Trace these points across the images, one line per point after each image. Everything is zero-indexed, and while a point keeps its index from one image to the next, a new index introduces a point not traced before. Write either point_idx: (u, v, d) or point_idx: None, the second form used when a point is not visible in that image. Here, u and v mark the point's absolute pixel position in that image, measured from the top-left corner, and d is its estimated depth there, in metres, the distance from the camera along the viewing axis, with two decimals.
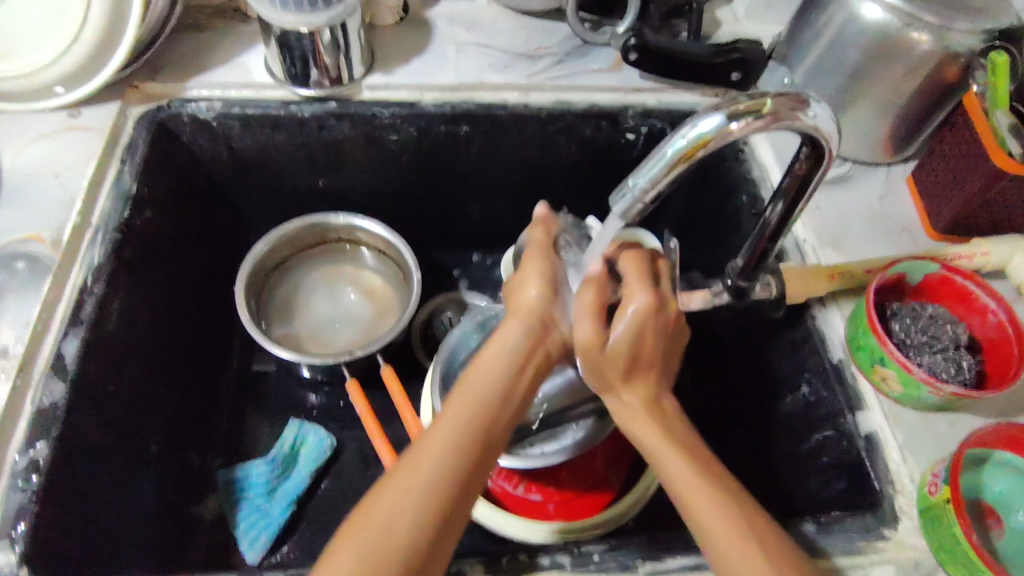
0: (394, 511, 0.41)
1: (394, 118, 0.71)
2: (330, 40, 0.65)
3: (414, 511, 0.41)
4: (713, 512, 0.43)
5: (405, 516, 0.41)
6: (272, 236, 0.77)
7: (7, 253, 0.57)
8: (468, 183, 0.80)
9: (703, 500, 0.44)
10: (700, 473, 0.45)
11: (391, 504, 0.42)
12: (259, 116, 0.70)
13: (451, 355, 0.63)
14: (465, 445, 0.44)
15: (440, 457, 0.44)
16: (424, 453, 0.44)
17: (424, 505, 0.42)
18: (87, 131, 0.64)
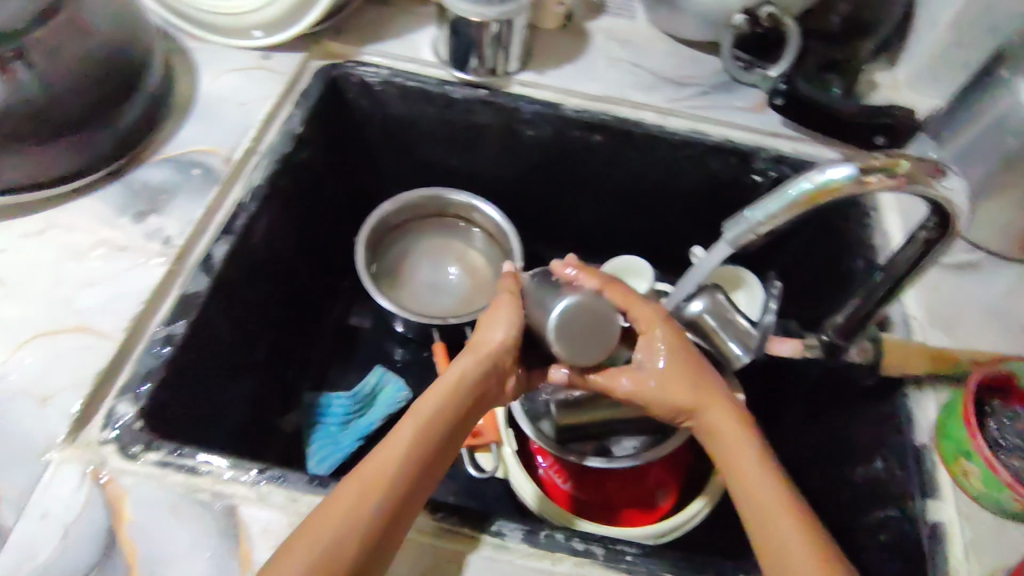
0: (347, 510, 0.43)
1: (535, 114, 0.76)
2: (495, 35, 0.72)
3: (354, 512, 0.43)
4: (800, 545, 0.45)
5: (352, 517, 0.43)
6: (400, 200, 0.83)
7: (187, 160, 0.65)
8: (587, 190, 0.83)
9: (780, 508, 0.47)
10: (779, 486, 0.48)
11: (334, 511, 0.43)
12: (416, 88, 0.76)
13: None
14: (405, 464, 0.46)
15: (382, 467, 0.46)
16: (374, 466, 0.46)
17: (384, 496, 0.44)
18: (273, 73, 0.73)
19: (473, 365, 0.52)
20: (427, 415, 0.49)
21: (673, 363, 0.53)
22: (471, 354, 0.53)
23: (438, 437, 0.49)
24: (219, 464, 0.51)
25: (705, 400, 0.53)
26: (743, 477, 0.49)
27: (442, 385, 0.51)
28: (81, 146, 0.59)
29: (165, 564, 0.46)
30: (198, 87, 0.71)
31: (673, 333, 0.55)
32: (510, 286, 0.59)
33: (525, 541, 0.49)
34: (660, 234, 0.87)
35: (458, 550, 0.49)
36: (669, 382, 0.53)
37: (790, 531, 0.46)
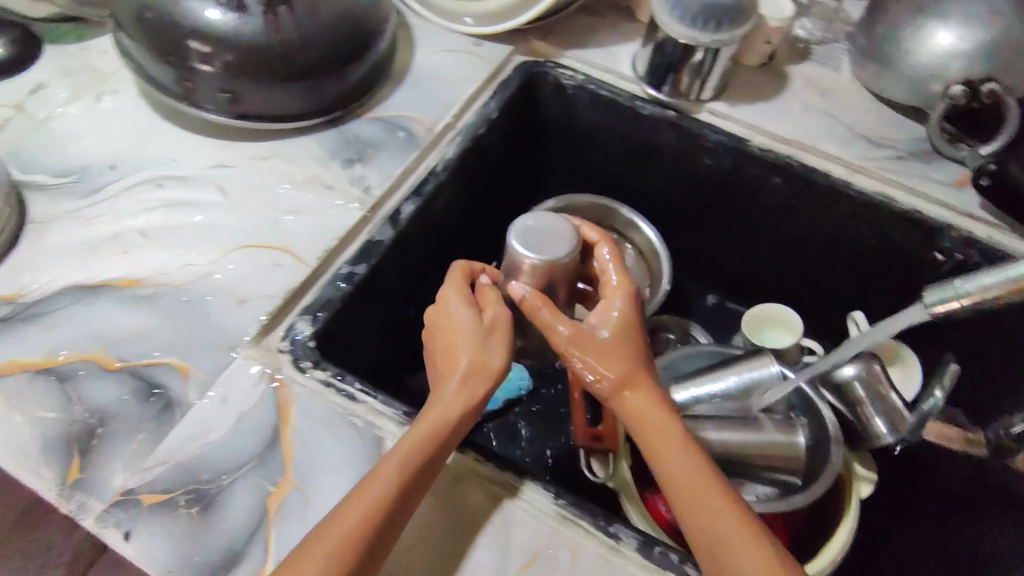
0: (330, 550, 0.42)
1: (719, 144, 0.76)
2: (697, 62, 0.74)
3: (335, 549, 0.42)
4: (743, 538, 0.45)
5: (336, 555, 0.42)
6: (563, 198, 0.84)
7: (394, 122, 0.71)
8: (750, 231, 0.82)
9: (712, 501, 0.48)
10: (713, 476, 0.49)
11: (318, 549, 0.42)
12: (608, 99, 0.78)
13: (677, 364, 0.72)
14: (398, 486, 0.45)
15: (364, 502, 0.44)
16: (358, 493, 0.45)
17: (372, 517, 0.44)
18: (481, 59, 0.78)
19: (454, 391, 0.51)
20: (410, 447, 0.47)
21: (618, 321, 0.56)
22: (456, 381, 0.51)
23: (424, 467, 0.47)
24: (375, 396, 0.54)
25: (636, 377, 0.54)
26: (674, 471, 0.50)
27: (430, 417, 0.49)
28: (313, 92, 0.66)
29: (320, 476, 0.49)
30: (415, 59, 0.77)
31: (621, 287, 0.57)
32: (463, 271, 0.59)
33: (638, 550, 0.49)
34: (814, 290, 0.84)
35: (573, 539, 0.50)
36: (604, 353, 0.54)
37: (725, 518, 0.47)
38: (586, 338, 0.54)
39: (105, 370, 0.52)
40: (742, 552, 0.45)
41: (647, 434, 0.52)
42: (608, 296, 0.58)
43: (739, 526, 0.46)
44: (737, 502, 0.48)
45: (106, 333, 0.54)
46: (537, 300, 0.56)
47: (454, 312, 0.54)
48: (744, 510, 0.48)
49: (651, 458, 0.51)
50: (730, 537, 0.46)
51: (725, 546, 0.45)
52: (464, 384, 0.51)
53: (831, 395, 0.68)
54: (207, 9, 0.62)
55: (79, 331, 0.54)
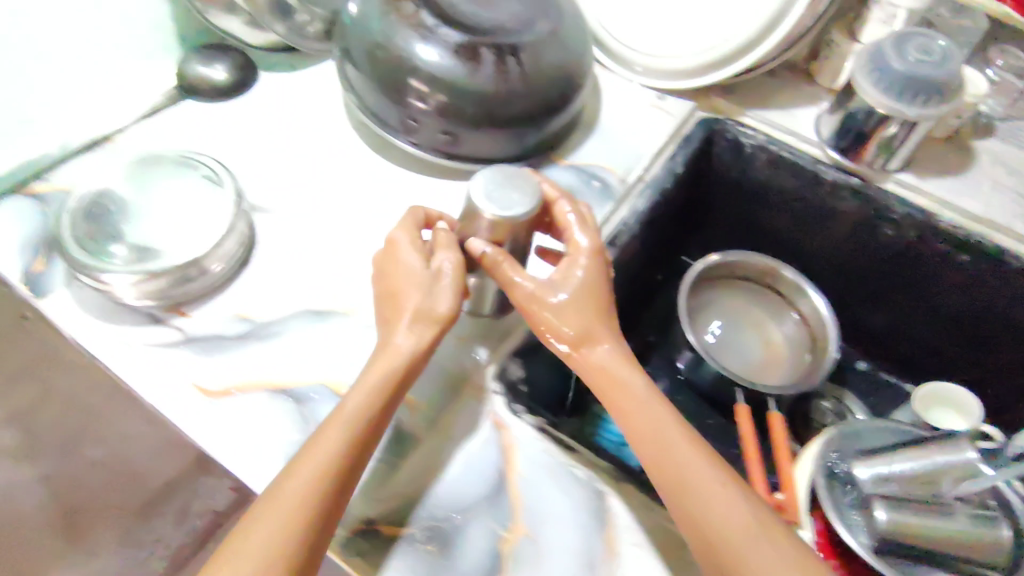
0: (290, 499, 0.41)
1: (905, 216, 0.75)
2: (888, 138, 0.74)
3: (293, 500, 0.41)
4: (721, 495, 0.45)
5: (294, 508, 0.41)
6: (729, 255, 0.85)
7: (589, 172, 0.72)
8: (922, 304, 0.81)
9: (697, 467, 0.46)
10: (698, 443, 0.47)
11: (284, 508, 0.41)
12: (790, 160, 0.78)
13: (860, 436, 0.72)
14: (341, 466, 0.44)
15: (324, 454, 0.44)
16: (300, 458, 0.44)
17: (316, 492, 0.42)
18: (665, 112, 0.79)
19: (405, 339, 0.49)
20: (364, 398, 0.47)
21: (582, 282, 0.54)
22: (406, 331, 0.50)
23: (382, 419, 0.47)
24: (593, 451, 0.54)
25: (598, 325, 0.53)
26: (677, 460, 0.46)
27: (375, 368, 0.49)
28: (521, 137, 0.68)
29: (548, 524, 0.50)
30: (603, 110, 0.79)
31: (593, 253, 0.54)
32: (413, 217, 0.55)
33: None
34: (981, 370, 0.82)
35: None
36: (568, 307, 0.53)
37: (707, 474, 0.46)
38: (536, 288, 0.53)
39: (336, 396, 0.54)
40: (734, 522, 0.43)
41: (603, 388, 0.51)
42: (566, 278, 0.54)
43: (725, 491, 0.45)
44: (723, 462, 0.47)
45: (333, 360, 0.57)
46: (496, 255, 0.53)
47: (399, 258, 0.52)
48: (722, 462, 0.47)
49: (618, 415, 0.50)
50: (707, 484, 0.45)
51: (717, 514, 0.44)
52: (414, 328, 0.50)
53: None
54: (417, 45, 0.63)
55: (307, 354, 0.57)
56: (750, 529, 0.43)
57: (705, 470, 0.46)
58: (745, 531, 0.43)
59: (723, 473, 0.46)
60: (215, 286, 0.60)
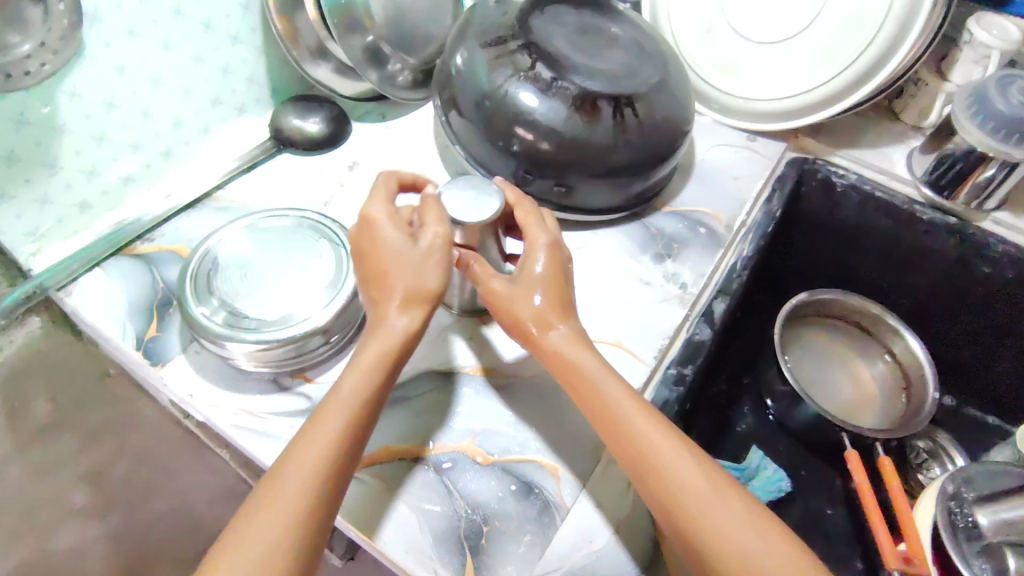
0: (290, 493, 0.40)
1: (1003, 253, 0.74)
2: (985, 180, 0.73)
3: (291, 504, 0.40)
4: (719, 506, 0.43)
5: (283, 516, 0.40)
6: (816, 293, 0.84)
7: (694, 218, 0.72)
8: (1022, 341, 0.79)
9: (704, 477, 0.44)
10: (677, 444, 0.45)
11: (276, 506, 0.40)
12: (883, 199, 0.78)
13: (978, 482, 0.68)
14: (324, 456, 0.42)
15: (316, 453, 0.42)
16: (287, 461, 0.42)
17: (305, 486, 0.41)
18: (758, 155, 0.79)
19: (388, 334, 0.48)
20: (353, 385, 0.45)
21: (542, 278, 0.53)
22: (393, 306, 0.49)
23: (366, 408, 0.45)
24: None
25: (557, 314, 0.52)
26: (680, 466, 0.44)
27: (371, 355, 0.47)
28: (631, 185, 0.68)
29: None
30: (697, 154, 0.78)
31: (552, 247, 0.54)
32: (388, 186, 0.56)
33: None
34: None
35: None
36: (539, 288, 0.52)
37: (691, 479, 0.44)
38: (507, 291, 0.53)
39: (478, 465, 0.52)
40: (727, 528, 0.42)
41: (566, 370, 0.50)
42: (528, 266, 0.53)
43: (716, 498, 0.43)
44: (713, 466, 0.45)
45: (466, 423, 0.55)
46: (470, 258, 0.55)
47: (385, 234, 0.51)
48: (715, 464, 0.46)
49: (580, 399, 0.49)
50: (699, 488, 0.43)
51: (712, 524, 0.42)
52: (406, 308, 0.49)
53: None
54: (517, 91, 0.64)
55: (440, 416, 0.55)
56: (752, 529, 0.42)
57: (692, 479, 0.44)
58: (740, 534, 0.42)
59: (708, 475, 0.44)
60: (333, 353, 0.57)
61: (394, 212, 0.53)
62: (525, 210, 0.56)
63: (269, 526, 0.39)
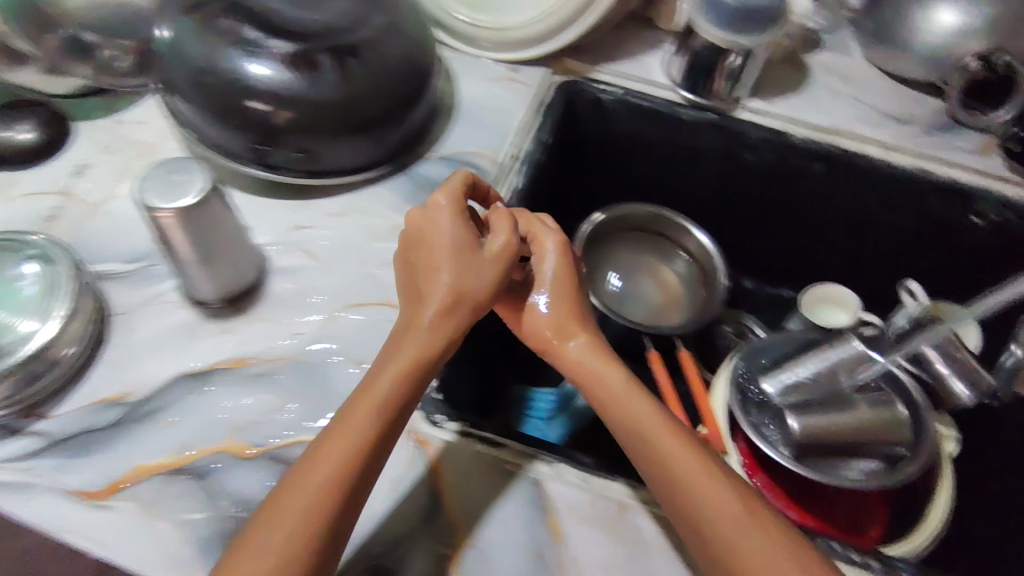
0: (321, 482, 0.43)
1: (761, 141, 0.79)
2: (734, 66, 0.76)
3: (314, 502, 0.43)
4: (720, 512, 0.45)
5: (308, 512, 0.42)
6: (612, 210, 0.86)
7: (459, 159, 0.71)
8: (793, 216, 0.85)
9: (716, 479, 0.46)
10: (706, 466, 0.47)
11: (296, 501, 0.43)
12: (648, 108, 0.80)
13: (761, 354, 0.75)
14: (352, 455, 0.44)
15: (343, 450, 0.44)
16: (318, 451, 0.45)
17: (337, 485, 0.43)
18: (521, 84, 0.79)
19: (428, 336, 0.50)
20: (391, 383, 0.48)
21: (551, 283, 0.58)
22: (435, 309, 0.51)
23: (396, 417, 0.48)
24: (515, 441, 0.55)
25: (573, 323, 0.57)
26: (684, 464, 0.47)
27: (406, 351, 0.50)
28: (381, 139, 0.65)
29: (483, 520, 0.51)
30: (460, 93, 0.76)
31: (561, 248, 0.59)
32: (459, 182, 0.57)
33: None
34: (858, 264, 0.88)
35: None
36: (554, 307, 0.57)
37: (700, 492, 0.46)
38: (522, 310, 0.59)
39: (242, 460, 0.50)
40: (722, 530, 0.44)
41: (583, 377, 0.54)
42: (541, 268, 0.59)
43: (721, 513, 0.45)
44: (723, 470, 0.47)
45: (234, 421, 0.52)
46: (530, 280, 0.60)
47: (440, 224, 0.54)
48: (715, 462, 0.48)
49: (596, 403, 0.53)
50: (708, 490, 0.46)
51: (710, 525, 0.45)
52: (450, 311, 0.51)
53: (932, 351, 0.68)
54: (253, 65, 0.59)
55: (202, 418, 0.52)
56: (755, 551, 0.43)
57: (693, 478, 0.46)
58: (739, 543, 0.43)
59: (719, 491, 0.46)
60: (70, 379, 0.53)
61: (451, 206, 0.55)
62: (496, 214, 0.55)
63: (293, 516, 0.42)
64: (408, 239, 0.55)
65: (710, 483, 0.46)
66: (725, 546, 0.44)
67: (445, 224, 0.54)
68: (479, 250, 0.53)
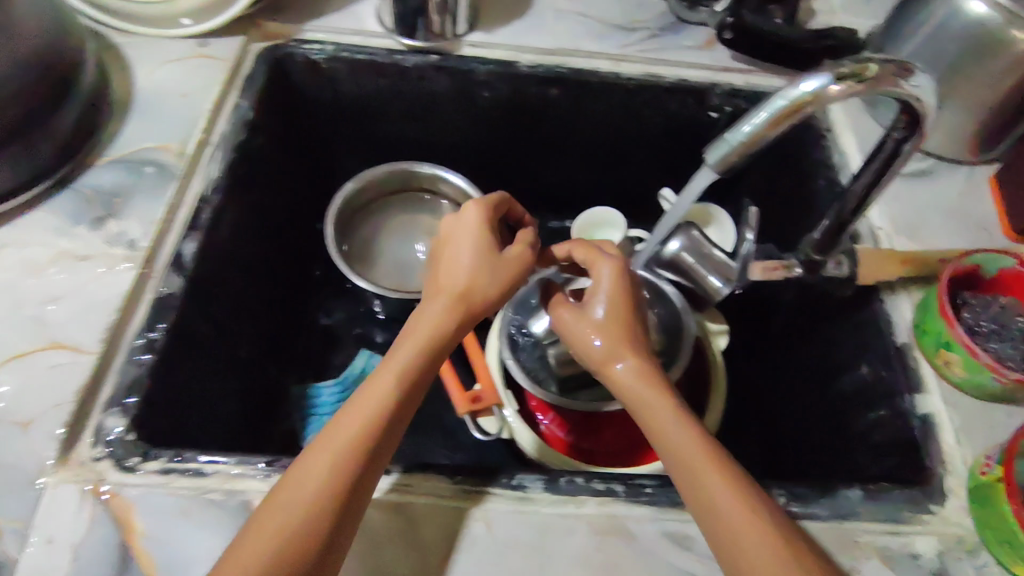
0: (293, 503, 0.42)
1: (490, 75, 0.75)
2: None
3: (298, 520, 0.42)
4: (723, 492, 0.44)
5: (309, 498, 0.42)
6: (363, 177, 0.81)
7: (138, 158, 0.62)
8: (550, 145, 0.83)
9: (710, 474, 0.45)
10: (710, 453, 0.46)
11: (303, 489, 0.43)
12: (367, 61, 0.74)
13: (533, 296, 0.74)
14: (358, 452, 0.45)
15: (350, 434, 0.45)
16: (304, 473, 0.44)
17: (321, 498, 0.43)
18: (211, 60, 0.70)
19: (446, 326, 0.52)
20: (391, 384, 0.48)
21: (604, 321, 0.54)
22: (450, 300, 0.53)
23: (410, 399, 0.49)
24: (226, 461, 0.50)
25: (621, 346, 0.52)
26: (686, 466, 0.46)
27: (413, 342, 0.50)
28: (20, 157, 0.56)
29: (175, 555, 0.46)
30: (136, 84, 0.67)
31: (616, 273, 0.56)
32: (491, 202, 0.60)
33: (546, 491, 0.50)
34: (627, 180, 0.87)
35: (483, 509, 0.49)
36: (604, 329, 0.53)
37: (719, 482, 0.44)
38: (570, 331, 0.55)
39: None
40: (723, 513, 0.43)
41: (634, 409, 0.51)
42: (594, 295, 0.55)
43: (727, 491, 0.44)
44: (734, 470, 0.45)
45: None
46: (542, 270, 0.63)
47: (470, 219, 0.57)
48: (736, 471, 0.45)
49: (652, 435, 0.49)
50: (721, 500, 0.44)
51: (696, 491, 0.45)
52: (454, 310, 0.53)
53: (688, 257, 0.67)
54: None
55: None
56: (743, 524, 0.42)
57: (694, 455, 0.46)
58: (733, 520, 0.43)
59: (731, 483, 0.44)
60: None
61: (480, 211, 0.58)
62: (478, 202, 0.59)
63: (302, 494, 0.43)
64: (437, 247, 0.58)
65: (746, 506, 0.43)
66: (730, 537, 0.43)
67: (468, 219, 0.57)
68: (503, 250, 0.57)
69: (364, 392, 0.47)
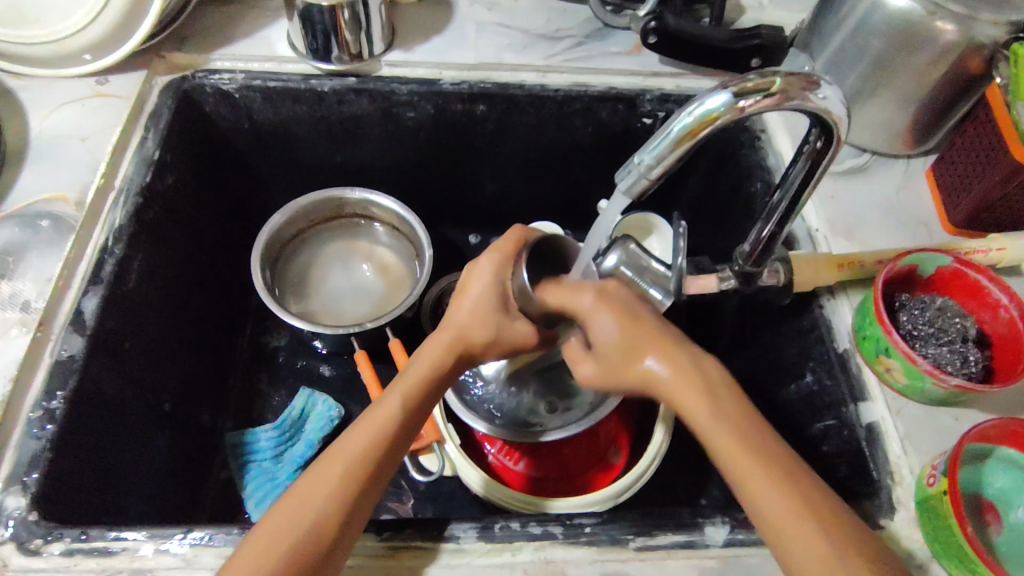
0: (318, 496, 0.42)
1: (412, 95, 0.72)
2: (352, 16, 0.66)
3: (317, 515, 0.41)
4: (763, 471, 0.39)
5: (318, 509, 0.41)
6: (289, 208, 0.77)
7: (32, 212, 0.58)
8: (484, 161, 0.80)
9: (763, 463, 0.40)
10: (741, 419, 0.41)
11: (312, 499, 0.42)
12: (280, 88, 0.70)
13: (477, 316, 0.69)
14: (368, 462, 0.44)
15: (364, 440, 0.44)
16: (327, 466, 0.43)
17: (338, 498, 0.42)
18: (112, 98, 0.66)
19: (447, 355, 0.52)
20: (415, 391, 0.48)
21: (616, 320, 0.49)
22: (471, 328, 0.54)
23: (421, 414, 0.49)
24: (136, 536, 0.47)
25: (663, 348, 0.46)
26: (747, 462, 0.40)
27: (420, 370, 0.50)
28: None
29: None
30: (30, 129, 0.63)
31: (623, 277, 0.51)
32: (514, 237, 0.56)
33: (480, 539, 0.47)
34: (567, 191, 0.85)
35: (413, 566, 0.46)
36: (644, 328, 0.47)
37: (757, 451, 0.40)
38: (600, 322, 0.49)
39: None
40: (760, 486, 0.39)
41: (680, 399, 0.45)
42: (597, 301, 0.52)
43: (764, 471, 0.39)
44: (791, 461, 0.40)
45: None
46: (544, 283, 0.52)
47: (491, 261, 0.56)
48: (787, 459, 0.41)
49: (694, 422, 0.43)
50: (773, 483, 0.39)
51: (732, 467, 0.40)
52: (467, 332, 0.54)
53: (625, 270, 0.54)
54: None
55: None
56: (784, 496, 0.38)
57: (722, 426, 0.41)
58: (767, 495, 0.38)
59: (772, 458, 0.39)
60: None
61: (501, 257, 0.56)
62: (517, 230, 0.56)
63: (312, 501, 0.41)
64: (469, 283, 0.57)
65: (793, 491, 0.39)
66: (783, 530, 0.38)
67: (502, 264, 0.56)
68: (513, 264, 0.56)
69: (376, 406, 0.47)
